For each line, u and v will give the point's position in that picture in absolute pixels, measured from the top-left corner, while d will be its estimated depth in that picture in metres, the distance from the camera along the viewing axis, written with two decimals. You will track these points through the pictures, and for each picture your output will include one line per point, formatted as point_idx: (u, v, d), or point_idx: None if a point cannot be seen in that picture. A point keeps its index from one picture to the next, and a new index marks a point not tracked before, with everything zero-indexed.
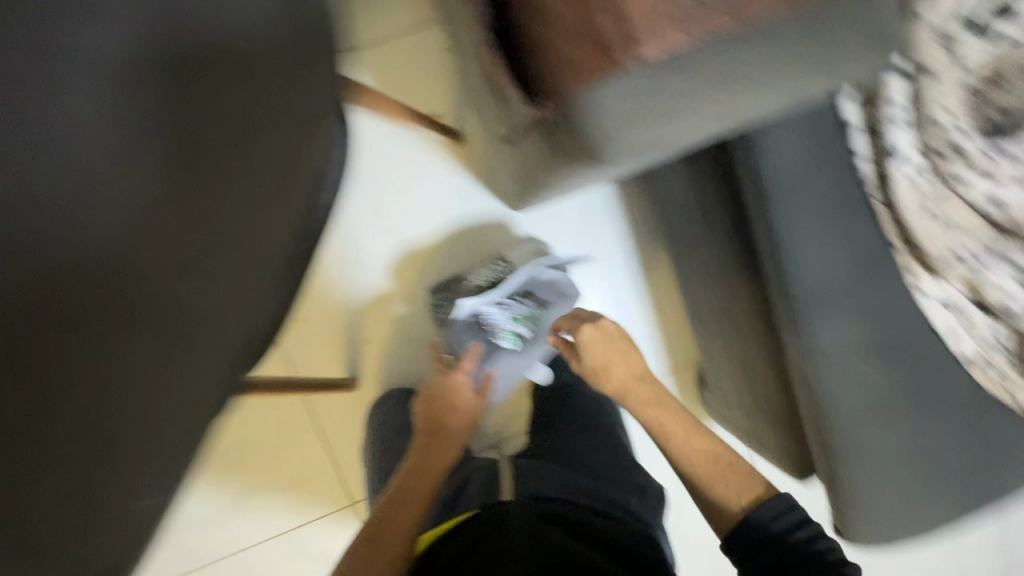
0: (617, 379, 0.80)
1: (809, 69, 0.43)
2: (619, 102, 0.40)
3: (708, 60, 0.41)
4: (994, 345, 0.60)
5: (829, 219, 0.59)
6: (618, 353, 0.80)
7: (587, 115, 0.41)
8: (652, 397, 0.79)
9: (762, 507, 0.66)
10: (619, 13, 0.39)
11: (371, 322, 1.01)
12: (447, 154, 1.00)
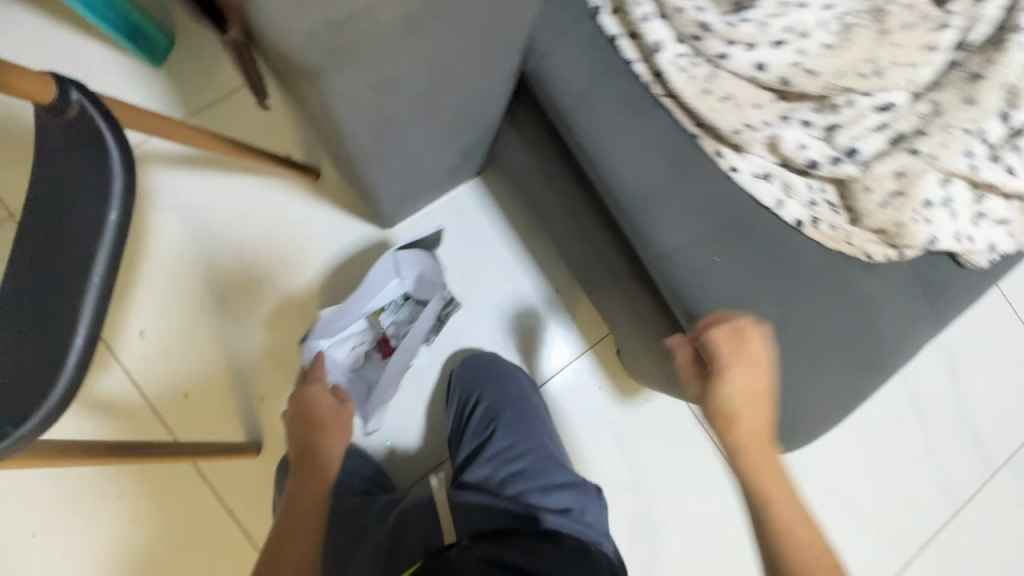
0: (744, 434, 0.55)
1: None
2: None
3: None
4: (817, 203, 0.61)
5: (633, 126, 0.61)
6: (756, 411, 0.56)
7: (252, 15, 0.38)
8: (762, 445, 0.56)
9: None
10: None
11: (262, 377, 0.95)
12: (309, 194, 1.00)
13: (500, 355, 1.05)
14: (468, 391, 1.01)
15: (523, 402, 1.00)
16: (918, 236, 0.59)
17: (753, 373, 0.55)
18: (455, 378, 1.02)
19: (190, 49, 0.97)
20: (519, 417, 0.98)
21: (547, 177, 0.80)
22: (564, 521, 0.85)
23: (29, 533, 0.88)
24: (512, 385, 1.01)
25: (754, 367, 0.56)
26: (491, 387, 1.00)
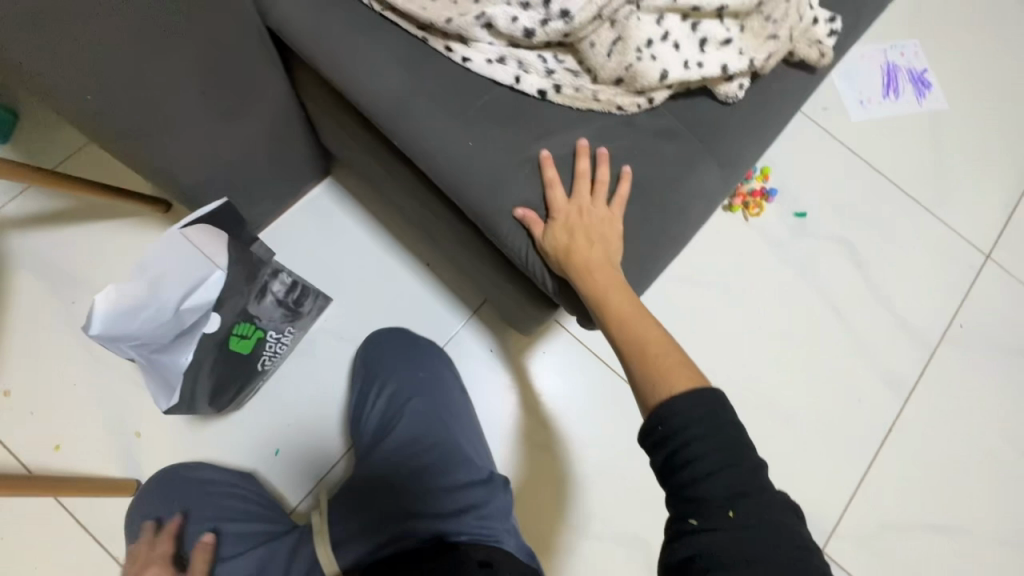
0: (582, 261, 0.59)
1: None
2: None
3: None
4: (555, 71, 0.64)
5: (366, 42, 0.64)
6: (595, 244, 0.60)
7: None
8: (612, 275, 0.59)
9: (682, 395, 0.50)
10: None
11: (135, 410, 0.93)
12: (160, 226, 1.01)
13: (409, 337, 0.98)
14: (370, 381, 0.94)
15: (433, 388, 0.92)
16: (650, 73, 0.61)
17: (587, 213, 0.61)
18: (358, 371, 0.96)
19: (33, 122, 1.03)
20: (427, 405, 0.90)
21: (348, 135, 0.81)
22: (461, 523, 0.73)
23: None
24: (420, 368, 0.94)
25: (590, 208, 0.61)
26: (399, 374, 0.93)
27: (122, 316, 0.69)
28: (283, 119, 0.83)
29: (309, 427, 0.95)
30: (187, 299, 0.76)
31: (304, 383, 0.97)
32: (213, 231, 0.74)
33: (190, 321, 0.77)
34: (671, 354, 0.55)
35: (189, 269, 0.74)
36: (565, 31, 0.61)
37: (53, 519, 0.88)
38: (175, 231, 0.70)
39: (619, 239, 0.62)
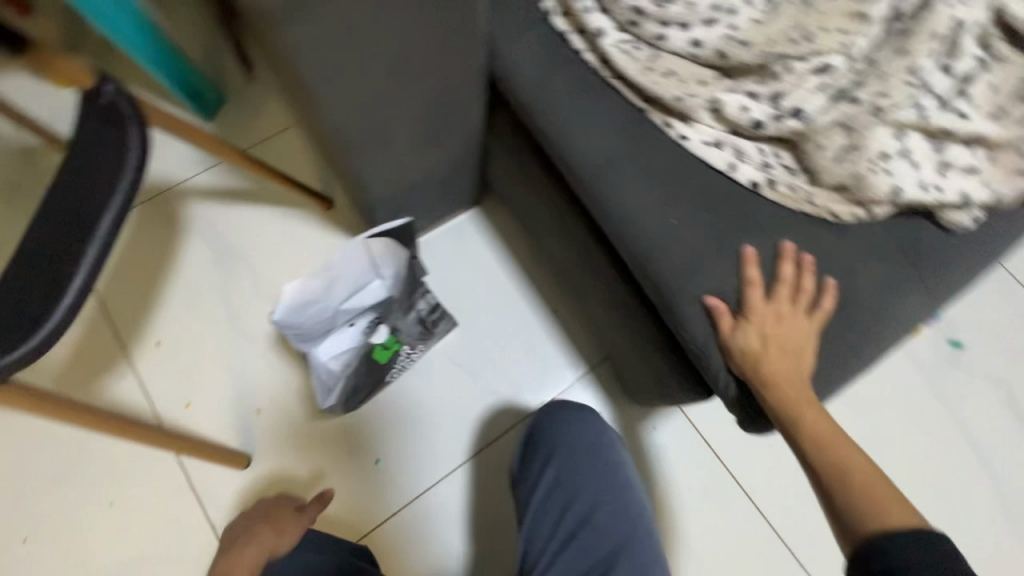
0: (777, 370, 0.58)
1: None
2: None
3: None
4: (772, 165, 0.63)
5: (589, 103, 0.66)
6: (787, 357, 0.59)
7: None
8: (802, 392, 0.58)
9: (907, 537, 0.48)
10: None
11: (262, 387, 0.98)
12: (320, 219, 1.09)
13: (617, 452, 0.80)
14: (565, 490, 0.76)
15: (639, 526, 0.74)
16: (881, 187, 0.58)
17: (786, 321, 0.60)
18: (552, 457, 0.79)
19: (236, 106, 1.15)
20: (637, 554, 0.71)
21: (528, 180, 0.84)
22: None
23: (18, 541, 0.89)
24: (628, 498, 0.75)
25: (788, 317, 0.60)
26: (606, 499, 0.75)
27: (299, 304, 0.79)
28: (467, 152, 0.87)
29: (411, 444, 0.96)
30: (354, 300, 0.83)
31: (416, 402, 0.98)
32: (390, 247, 0.80)
33: (352, 319, 0.85)
34: (873, 479, 0.54)
35: (359, 276, 0.81)
36: (798, 130, 0.61)
37: (171, 473, 0.93)
38: (354, 241, 0.77)
39: (811, 352, 0.60)
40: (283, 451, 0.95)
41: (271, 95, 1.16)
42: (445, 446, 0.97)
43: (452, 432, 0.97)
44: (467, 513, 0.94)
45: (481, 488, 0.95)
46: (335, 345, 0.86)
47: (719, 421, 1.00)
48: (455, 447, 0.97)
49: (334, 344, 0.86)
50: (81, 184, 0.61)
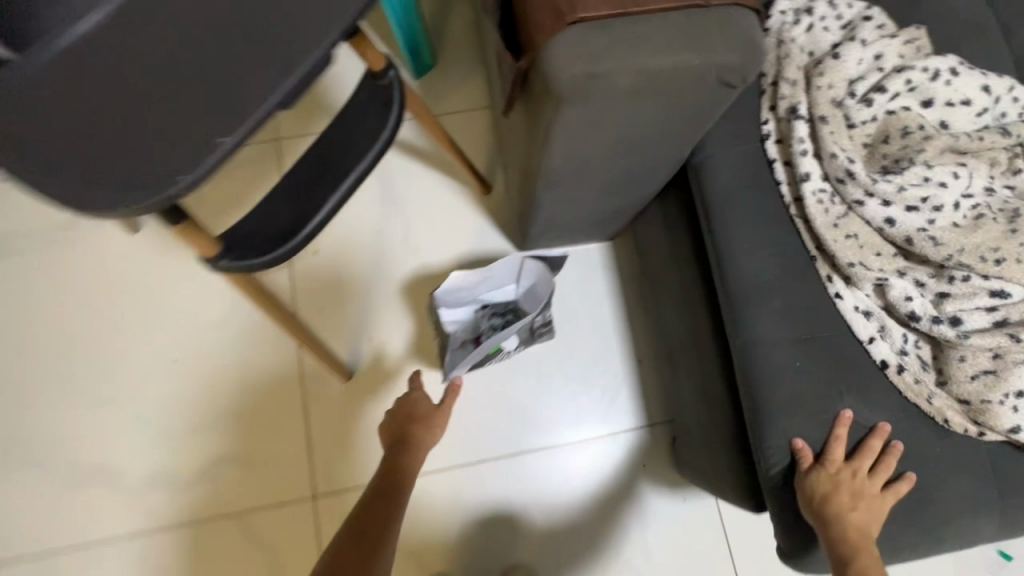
0: (846, 516, 0.62)
1: (698, 42, 0.53)
2: (571, 51, 0.53)
3: (624, 26, 0.53)
4: (908, 353, 0.68)
5: (766, 229, 0.71)
6: (858, 509, 0.63)
7: (547, 62, 0.53)
8: (866, 544, 0.61)
9: None
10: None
11: (380, 322, 1.14)
12: (475, 200, 1.21)
13: None
14: None
15: None
16: (1004, 420, 0.64)
17: (860, 481, 0.64)
18: None
19: (443, 73, 1.27)
20: None
21: (675, 255, 0.92)
22: None
23: (169, 361, 1.12)
24: None
25: (862, 478, 0.65)
26: None
27: (458, 288, 1.03)
28: (632, 207, 0.95)
29: (478, 420, 1.10)
30: (494, 294, 1.07)
31: (495, 389, 1.12)
32: (538, 269, 1.04)
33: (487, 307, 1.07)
34: None
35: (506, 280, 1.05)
36: (950, 338, 0.66)
37: (289, 361, 1.12)
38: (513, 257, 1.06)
39: (881, 517, 0.64)
40: (377, 381, 1.11)
41: (476, 74, 1.27)
42: (503, 434, 1.10)
43: (513, 426, 1.11)
44: (497, 495, 1.08)
45: (518, 482, 1.08)
46: (470, 325, 1.05)
47: (743, 520, 1.08)
48: (511, 439, 1.10)
49: (469, 323, 1.05)
50: (340, 145, 0.74)
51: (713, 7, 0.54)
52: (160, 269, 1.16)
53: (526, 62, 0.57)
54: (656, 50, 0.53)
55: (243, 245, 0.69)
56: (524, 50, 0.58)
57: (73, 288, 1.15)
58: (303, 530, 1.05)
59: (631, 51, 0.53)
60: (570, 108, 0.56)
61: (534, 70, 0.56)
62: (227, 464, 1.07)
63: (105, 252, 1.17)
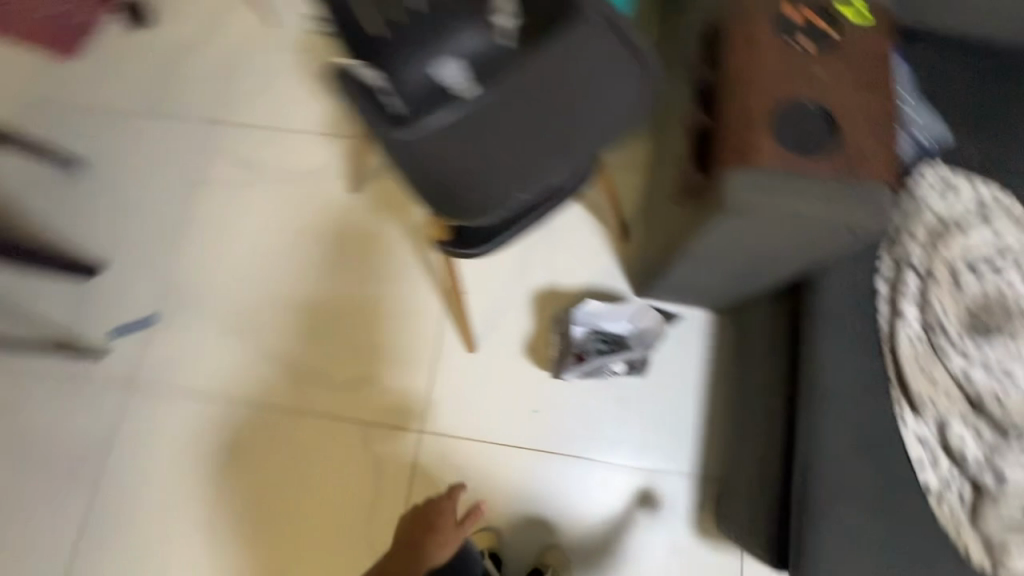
0: None
1: (836, 202, 0.74)
2: (744, 186, 0.75)
3: (786, 179, 0.75)
4: (950, 484, 0.87)
5: (857, 352, 0.91)
6: None
7: (725, 187, 0.76)
8: None
9: None
10: (738, 134, 0.76)
11: (509, 317, 1.40)
12: (611, 242, 1.44)
13: None
14: None
15: None
16: (1015, 559, 0.82)
17: None
18: None
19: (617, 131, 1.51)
20: None
21: (771, 340, 1.08)
22: None
23: (348, 294, 1.46)
24: None
25: None
26: None
27: (587, 315, 1.33)
28: (746, 292, 1.13)
29: (561, 420, 1.33)
30: (611, 328, 1.33)
31: (581, 399, 1.34)
32: (652, 318, 1.33)
33: (604, 336, 1.33)
34: None
35: (625, 318, 1.33)
36: (989, 483, 0.86)
37: (432, 323, 1.43)
38: (638, 303, 1.34)
39: None
40: (493, 360, 1.38)
41: (643, 140, 1.50)
42: (577, 437, 1.32)
43: (587, 436, 1.32)
44: (559, 484, 1.30)
45: (578, 480, 1.29)
46: (589, 344, 1.32)
47: None
48: (582, 445, 1.31)
49: (588, 343, 1.32)
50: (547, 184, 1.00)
51: (858, 182, 0.74)
52: (360, 224, 1.51)
53: (709, 179, 0.79)
54: (802, 202, 0.75)
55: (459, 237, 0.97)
56: (710, 169, 0.80)
57: (298, 219, 1.53)
58: (406, 452, 1.35)
59: (784, 198, 0.75)
60: (729, 219, 0.79)
61: (714, 187, 0.78)
62: (366, 384, 1.39)
63: (328, 200, 1.53)
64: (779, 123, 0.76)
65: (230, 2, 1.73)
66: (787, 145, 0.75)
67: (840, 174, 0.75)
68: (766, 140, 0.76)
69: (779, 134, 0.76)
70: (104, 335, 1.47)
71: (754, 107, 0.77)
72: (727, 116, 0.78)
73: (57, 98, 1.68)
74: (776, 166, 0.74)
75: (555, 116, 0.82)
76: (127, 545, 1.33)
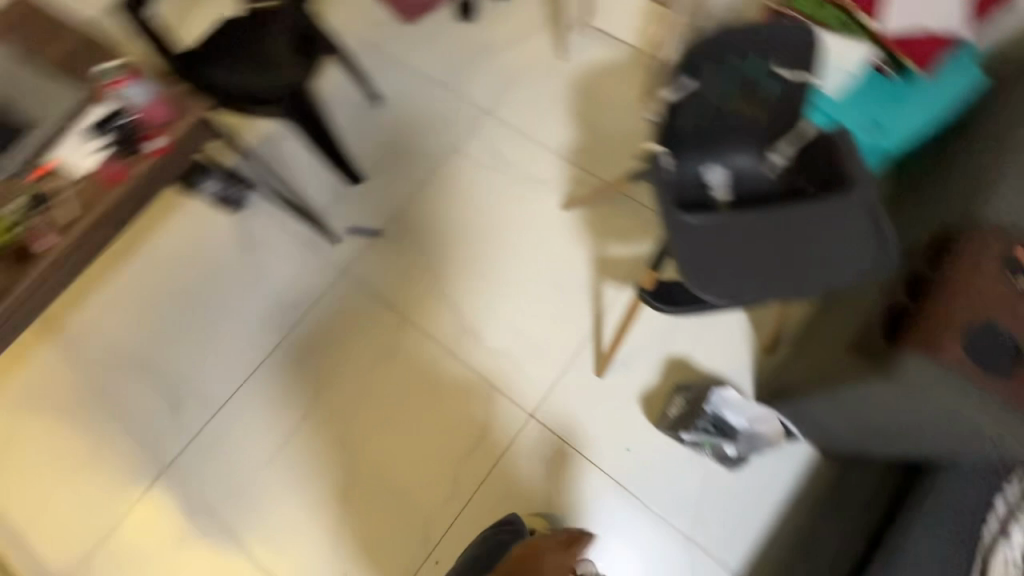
0: None
1: (991, 415, 0.89)
2: (916, 368, 0.92)
3: (953, 378, 0.90)
4: None
5: (946, 545, 1.05)
6: None
7: (895, 360, 0.94)
8: None
9: None
10: (932, 328, 0.93)
11: (642, 366, 1.62)
12: (755, 349, 1.59)
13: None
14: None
15: None
16: None
17: None
18: None
19: None
20: None
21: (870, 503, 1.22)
22: None
23: (523, 285, 1.76)
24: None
25: None
26: None
27: (724, 395, 1.50)
28: (864, 451, 1.26)
29: (646, 467, 1.52)
30: (734, 417, 1.49)
31: (670, 460, 1.52)
32: (774, 429, 1.47)
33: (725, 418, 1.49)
34: None
35: (752, 416, 1.48)
36: None
37: (577, 339, 1.68)
38: (771, 412, 1.47)
39: None
40: (612, 392, 1.60)
41: None
42: (653, 489, 1.50)
43: (660, 493, 1.49)
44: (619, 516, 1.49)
45: (637, 523, 1.47)
46: (709, 417, 1.49)
47: None
48: (654, 497, 1.49)
49: (710, 417, 1.49)
50: None
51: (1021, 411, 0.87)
52: (557, 236, 1.81)
53: (889, 347, 0.97)
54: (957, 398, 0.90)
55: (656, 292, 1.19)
56: (893, 341, 0.97)
57: (512, 210, 1.86)
58: (512, 426, 1.60)
59: (944, 389, 0.91)
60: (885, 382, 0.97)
61: (887, 356, 0.96)
62: (506, 358, 1.68)
63: (540, 208, 1.85)
64: (973, 336, 0.91)
65: (536, 29, 2.13)
66: (969, 354, 0.90)
67: (1007, 397, 0.87)
68: (953, 342, 0.91)
69: (969, 344, 0.91)
70: (340, 228, 1.89)
71: (952, 313, 0.94)
72: (930, 312, 0.96)
73: (381, 45, 2.15)
74: (951, 365, 0.90)
75: (804, 250, 0.98)
76: (291, 384, 1.74)
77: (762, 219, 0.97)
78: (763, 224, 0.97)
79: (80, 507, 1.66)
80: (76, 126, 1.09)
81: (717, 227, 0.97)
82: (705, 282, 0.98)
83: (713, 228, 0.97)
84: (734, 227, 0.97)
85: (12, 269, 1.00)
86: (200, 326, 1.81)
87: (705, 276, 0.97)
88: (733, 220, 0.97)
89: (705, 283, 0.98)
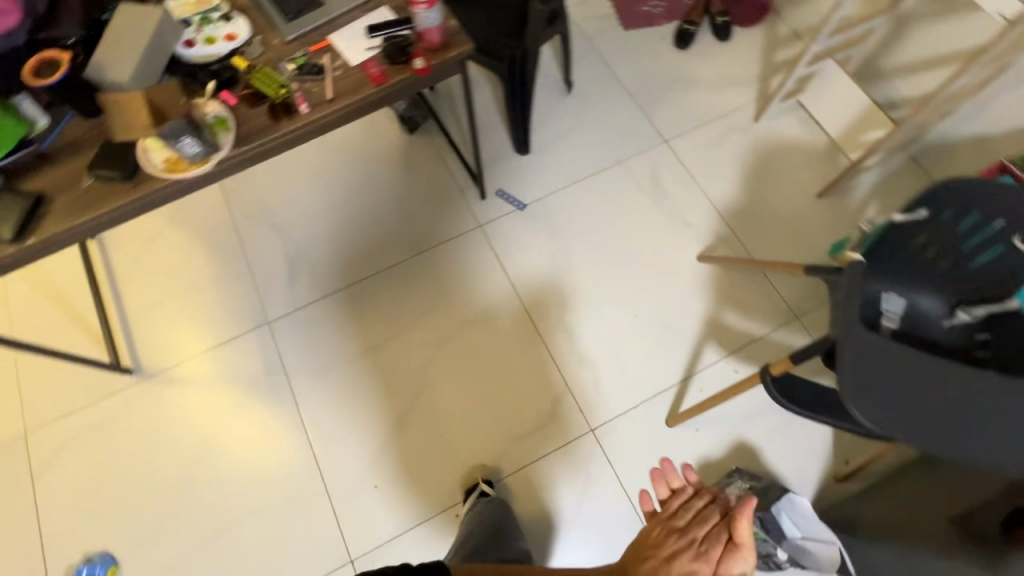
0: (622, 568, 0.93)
1: None
2: None
3: None
4: None
5: None
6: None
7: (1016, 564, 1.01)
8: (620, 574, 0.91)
9: None
10: None
11: (714, 437, 1.63)
12: (827, 471, 1.59)
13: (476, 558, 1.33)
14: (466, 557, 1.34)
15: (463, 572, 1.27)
16: None
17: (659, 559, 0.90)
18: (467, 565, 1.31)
19: None
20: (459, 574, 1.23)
21: None
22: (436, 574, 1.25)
23: (632, 312, 1.80)
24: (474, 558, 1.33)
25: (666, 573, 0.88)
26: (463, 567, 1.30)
27: (793, 503, 1.39)
28: None
29: None
30: (791, 526, 1.39)
31: None
32: (831, 559, 1.33)
33: (783, 521, 1.39)
34: None
35: (814, 537, 1.35)
36: None
37: (662, 383, 1.71)
38: (838, 546, 1.33)
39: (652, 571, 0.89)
40: (675, 446, 1.64)
41: None
42: None
43: None
44: None
45: None
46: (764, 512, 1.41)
47: None
48: None
49: (766, 514, 1.41)
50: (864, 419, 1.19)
51: None
52: (682, 282, 1.84)
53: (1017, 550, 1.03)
54: None
55: (781, 387, 1.21)
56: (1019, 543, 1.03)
57: (650, 240, 1.90)
58: (571, 433, 1.67)
59: None
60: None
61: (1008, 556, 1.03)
62: (590, 370, 1.74)
63: (678, 250, 1.88)
64: None
65: (743, 84, 2.13)
66: None
67: None
68: None
69: None
70: (491, 188, 1.97)
71: None
72: None
73: (592, 40, 2.21)
74: None
75: (962, 415, 0.96)
76: (393, 303, 1.82)
77: (925, 367, 0.99)
78: (926, 372, 0.99)
79: (180, 321, 1.81)
80: (361, 24, 1.21)
81: (881, 354, 1.00)
82: (850, 396, 0.98)
83: (877, 352, 1.00)
84: (897, 363, 1.00)
85: (268, 119, 1.12)
86: (337, 217, 1.94)
87: (854, 391, 0.98)
88: (897, 353, 1.00)
89: (849, 397, 0.99)
